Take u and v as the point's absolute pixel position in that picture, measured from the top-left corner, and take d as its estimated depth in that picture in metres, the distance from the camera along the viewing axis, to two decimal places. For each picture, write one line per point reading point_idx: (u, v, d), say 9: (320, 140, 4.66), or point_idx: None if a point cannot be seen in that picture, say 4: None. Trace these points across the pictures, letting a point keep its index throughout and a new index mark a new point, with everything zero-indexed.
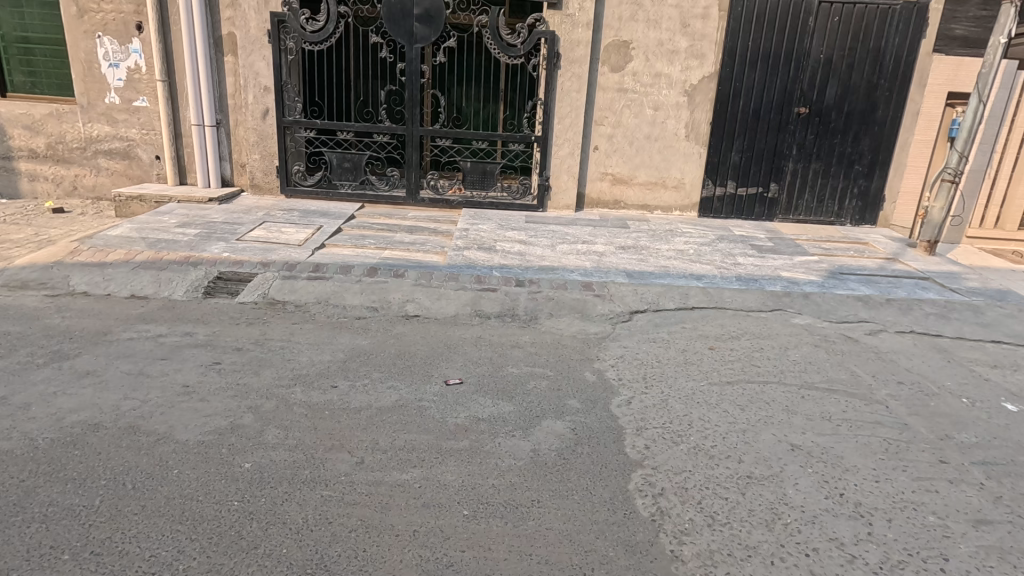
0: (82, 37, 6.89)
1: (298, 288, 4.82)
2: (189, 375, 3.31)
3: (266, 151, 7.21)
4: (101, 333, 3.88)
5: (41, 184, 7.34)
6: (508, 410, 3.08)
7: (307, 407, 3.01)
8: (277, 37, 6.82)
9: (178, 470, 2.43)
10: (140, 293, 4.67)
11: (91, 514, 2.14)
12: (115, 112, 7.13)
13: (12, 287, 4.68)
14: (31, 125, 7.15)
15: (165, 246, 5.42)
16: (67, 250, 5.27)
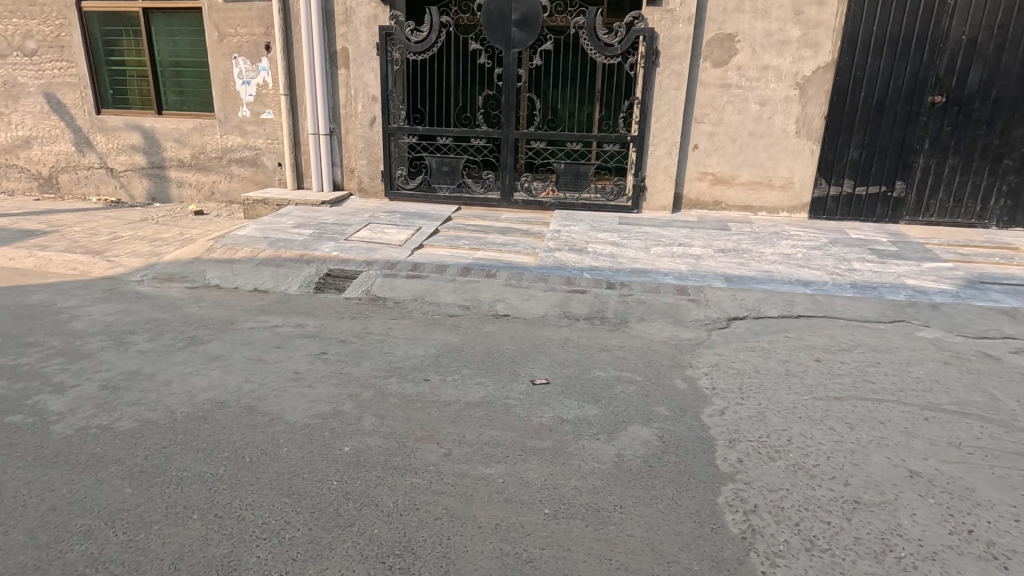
0: (221, 59, 7.76)
1: (397, 285, 5.11)
2: (299, 363, 3.63)
3: (372, 156, 7.70)
4: (229, 322, 4.36)
5: (187, 190, 8.38)
6: (593, 412, 3.06)
7: (401, 397, 3.19)
8: (385, 49, 7.28)
9: (287, 448, 2.67)
10: (262, 287, 5.19)
11: (215, 481, 2.42)
12: (246, 124, 7.96)
13: (162, 279, 5.39)
14: (180, 138, 8.18)
15: (283, 245, 5.97)
16: (205, 248, 5.97)
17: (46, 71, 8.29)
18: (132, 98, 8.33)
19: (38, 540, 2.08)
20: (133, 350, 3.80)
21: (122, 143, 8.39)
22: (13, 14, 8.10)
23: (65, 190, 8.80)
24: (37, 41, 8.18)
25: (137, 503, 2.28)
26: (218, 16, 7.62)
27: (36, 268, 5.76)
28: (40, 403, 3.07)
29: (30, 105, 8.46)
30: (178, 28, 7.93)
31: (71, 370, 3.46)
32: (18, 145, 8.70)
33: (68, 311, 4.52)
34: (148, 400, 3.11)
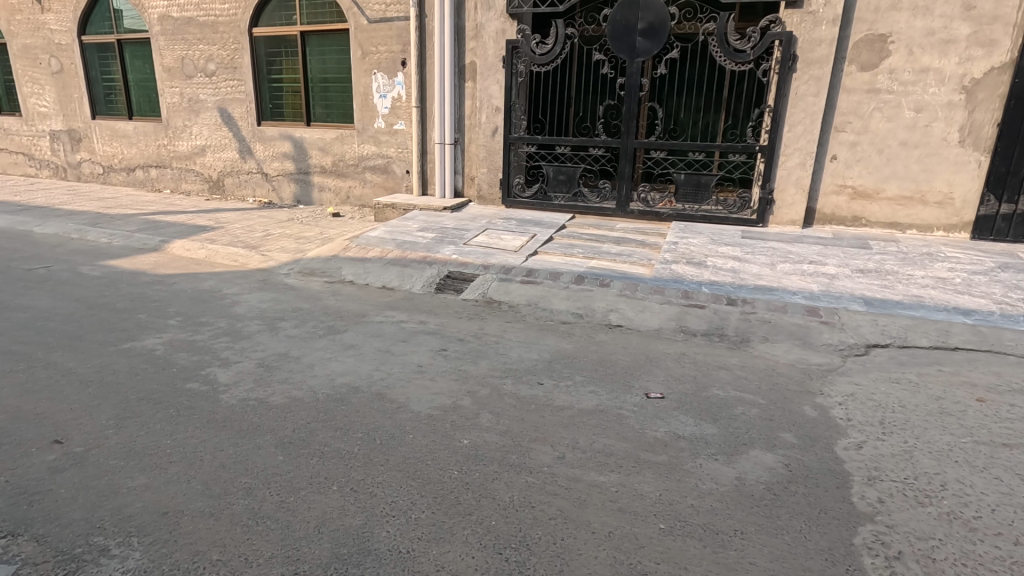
0: (364, 75, 8.52)
1: (512, 290, 5.27)
2: (422, 357, 3.88)
3: (492, 165, 8.01)
4: (362, 315, 4.77)
5: (327, 194, 9.28)
6: (711, 431, 2.95)
7: (516, 398, 3.30)
8: (510, 62, 7.56)
9: (413, 435, 2.88)
10: (389, 285, 5.61)
11: (351, 458, 2.67)
12: (381, 135, 8.64)
13: (305, 273, 6.02)
14: (323, 147, 9.07)
15: (409, 246, 6.40)
16: (341, 247, 6.58)
17: (221, 89, 9.61)
18: (286, 111, 9.38)
19: (211, 491, 2.42)
20: (282, 334, 4.29)
21: (277, 151, 9.48)
22: (200, 42, 9.50)
23: (230, 192, 10.14)
24: (216, 64, 9.52)
25: (287, 469, 2.57)
26: (363, 36, 8.37)
27: (206, 258, 6.69)
28: (211, 374, 3.57)
29: (207, 118, 9.86)
30: (328, 47, 8.80)
31: (234, 348, 3.98)
32: (196, 152, 10.17)
33: (231, 297, 5.20)
34: (295, 379, 3.50)
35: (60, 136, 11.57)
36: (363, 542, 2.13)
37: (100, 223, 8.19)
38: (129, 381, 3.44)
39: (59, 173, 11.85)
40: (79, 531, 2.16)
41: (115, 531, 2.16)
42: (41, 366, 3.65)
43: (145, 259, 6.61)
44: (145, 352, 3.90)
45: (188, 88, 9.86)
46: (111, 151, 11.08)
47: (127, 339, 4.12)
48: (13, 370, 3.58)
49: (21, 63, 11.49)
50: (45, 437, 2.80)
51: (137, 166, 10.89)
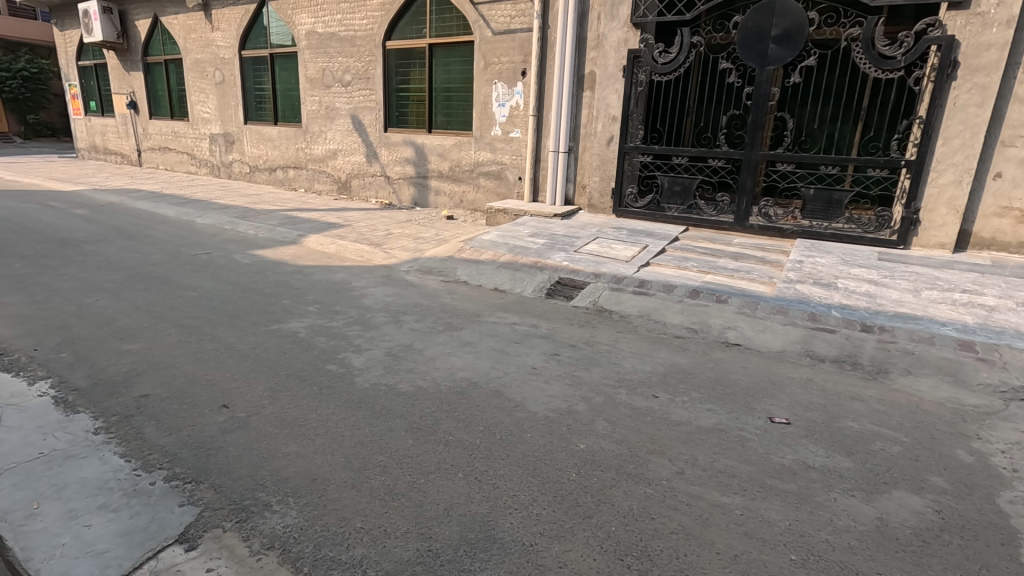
0: (485, 85, 8.87)
1: (623, 300, 5.25)
2: (536, 360, 3.98)
3: (605, 174, 8.01)
4: (476, 314, 4.98)
5: (442, 198, 9.77)
6: (845, 465, 2.76)
7: (631, 408, 3.28)
8: (631, 71, 7.51)
9: (531, 434, 2.97)
10: (501, 287, 5.80)
11: (474, 449, 2.81)
12: (497, 142, 8.94)
13: (423, 271, 6.39)
14: (442, 153, 9.55)
15: (520, 251, 6.56)
16: (456, 248, 6.91)
17: (354, 98, 10.44)
18: (410, 118, 9.98)
19: (352, 464, 2.66)
20: (405, 327, 4.59)
21: (399, 156, 10.13)
22: (340, 55, 10.41)
23: (355, 193, 11.00)
24: (352, 75, 10.37)
25: (417, 453, 2.76)
26: (486, 48, 8.72)
27: (336, 253, 7.31)
28: (346, 358, 3.91)
29: (340, 124, 10.76)
30: (453, 59, 9.25)
31: (365, 336, 4.33)
32: (329, 156, 11.13)
33: (359, 289, 5.65)
34: (419, 369, 3.74)
35: (218, 139, 13.16)
36: (489, 530, 2.24)
37: (248, 217, 9.22)
38: (280, 358, 3.86)
39: (214, 171, 13.50)
40: (247, 486, 2.47)
41: (275, 490, 2.45)
42: (208, 338, 4.19)
43: (285, 250, 7.35)
44: (291, 334, 4.36)
45: (326, 97, 10.83)
46: (257, 152, 12.42)
47: (275, 321, 4.62)
48: (188, 340, 4.15)
49: (192, 75, 13.23)
50: (215, 401, 3.22)
51: (278, 167, 12.13)
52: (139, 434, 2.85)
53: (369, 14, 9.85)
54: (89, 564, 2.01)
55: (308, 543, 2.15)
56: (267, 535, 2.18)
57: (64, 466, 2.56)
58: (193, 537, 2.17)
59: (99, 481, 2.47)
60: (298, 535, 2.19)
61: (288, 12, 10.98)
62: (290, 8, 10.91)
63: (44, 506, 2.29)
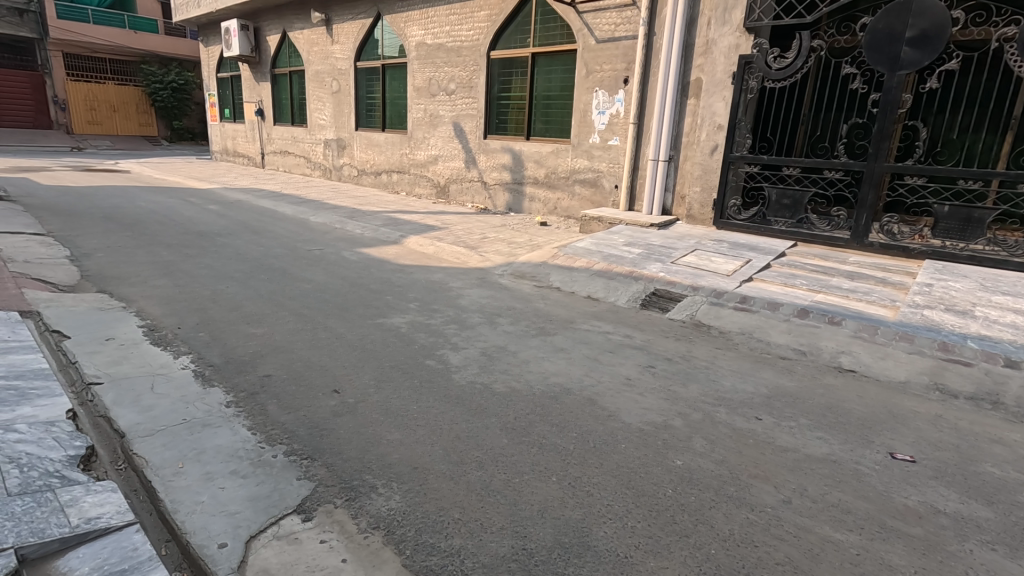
0: (585, 93, 8.88)
1: (723, 315, 5.03)
2: (630, 371, 3.92)
3: (707, 184, 7.73)
4: (569, 321, 4.99)
5: (537, 204, 9.90)
6: (983, 514, 2.47)
7: (732, 429, 3.14)
8: (741, 78, 7.20)
9: (625, 445, 2.93)
10: (595, 295, 5.77)
11: (567, 455, 2.82)
12: (595, 149, 8.91)
13: (517, 275, 6.50)
14: (539, 160, 9.66)
15: (615, 260, 6.48)
16: (550, 254, 6.96)
17: (457, 106, 10.84)
18: (510, 126, 10.19)
19: (451, 457, 2.76)
20: (500, 329, 4.69)
21: (497, 162, 10.38)
22: (446, 65, 10.86)
23: (453, 197, 11.40)
24: (456, 84, 10.78)
25: (512, 452, 2.82)
26: (589, 56, 8.73)
27: (434, 254, 7.62)
28: (444, 355, 4.06)
29: (443, 131, 11.21)
30: (555, 67, 9.34)
31: (462, 335, 4.48)
32: (431, 161, 11.63)
33: (456, 290, 5.85)
34: (513, 371, 3.82)
35: (331, 144, 14.17)
36: (583, 537, 2.23)
37: (355, 217, 9.86)
38: (383, 350, 4.09)
39: (327, 174, 14.56)
40: (355, 467, 2.65)
41: (381, 473, 2.60)
42: (321, 327, 4.53)
43: (388, 249, 7.77)
44: (393, 328, 4.61)
45: (431, 105, 11.33)
46: (365, 157, 13.24)
47: (379, 316, 4.90)
48: (304, 328, 4.51)
49: (312, 85, 14.36)
50: (327, 386, 3.47)
51: (384, 171, 12.85)
52: (263, 410, 3.15)
53: (476, 26, 10.20)
54: (224, 522, 2.25)
55: (411, 527, 2.27)
56: (374, 516, 2.32)
57: (203, 433, 2.88)
58: (309, 509, 2.35)
59: (231, 449, 2.75)
60: (401, 519, 2.31)
61: (401, 25, 11.62)
62: (403, 22, 11.54)
63: (187, 467, 2.59)
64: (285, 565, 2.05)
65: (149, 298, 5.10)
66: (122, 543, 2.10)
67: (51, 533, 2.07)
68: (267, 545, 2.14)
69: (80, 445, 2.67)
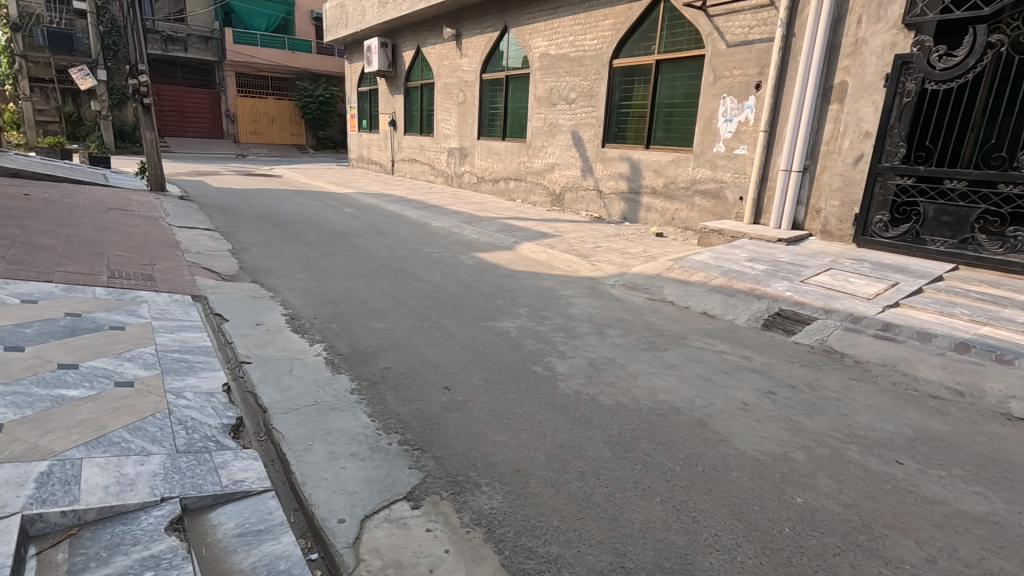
0: (711, 100, 8.50)
1: (860, 343, 4.55)
2: (747, 395, 3.67)
3: (847, 197, 7.04)
4: (682, 337, 4.79)
5: (653, 214, 9.64)
6: None
7: (865, 470, 2.82)
8: (896, 79, 6.46)
9: (737, 474, 2.75)
10: (712, 312, 5.48)
11: (673, 476, 2.71)
12: (718, 159, 8.50)
13: (629, 286, 6.38)
14: (658, 169, 9.39)
15: (736, 275, 6.12)
16: (665, 267, 6.75)
17: (577, 115, 10.88)
18: (629, 134, 10.03)
19: (553, 464, 2.77)
20: (609, 340, 4.63)
21: (614, 171, 10.26)
22: (568, 74, 10.95)
23: (567, 205, 11.46)
24: (577, 93, 10.82)
25: (615, 467, 2.77)
26: (718, 61, 8.33)
27: (546, 261, 7.71)
28: (551, 362, 4.09)
29: (561, 140, 11.31)
30: (680, 73, 9.05)
31: (570, 344, 4.48)
32: (548, 169, 11.78)
33: (566, 298, 5.87)
34: (620, 384, 3.74)
35: (454, 152, 14.89)
36: (686, 564, 2.14)
37: (473, 222, 10.27)
38: (493, 353, 4.22)
39: (449, 180, 15.33)
40: (462, 463, 2.76)
41: (485, 472, 2.68)
42: (437, 326, 4.78)
43: (502, 255, 8.00)
44: (503, 332, 4.73)
45: (551, 114, 11.48)
46: (485, 164, 13.73)
47: (490, 318, 5.06)
48: (421, 325, 4.78)
49: (440, 96, 15.20)
50: (439, 382, 3.65)
51: (502, 179, 13.25)
52: (382, 400, 3.38)
53: (600, 34, 10.18)
54: (343, 499, 2.45)
55: (510, 529, 2.31)
56: (477, 512, 2.40)
57: (330, 416, 3.16)
58: (418, 498, 2.49)
59: (353, 433, 2.99)
60: (502, 518, 2.37)
61: (526, 37, 11.92)
62: (528, 34, 11.83)
63: (315, 444, 2.87)
64: (393, 547, 2.19)
65: (292, 289, 5.72)
66: (260, 506, 2.38)
67: (207, 489, 2.39)
68: (379, 526, 2.30)
69: (232, 415, 3.06)
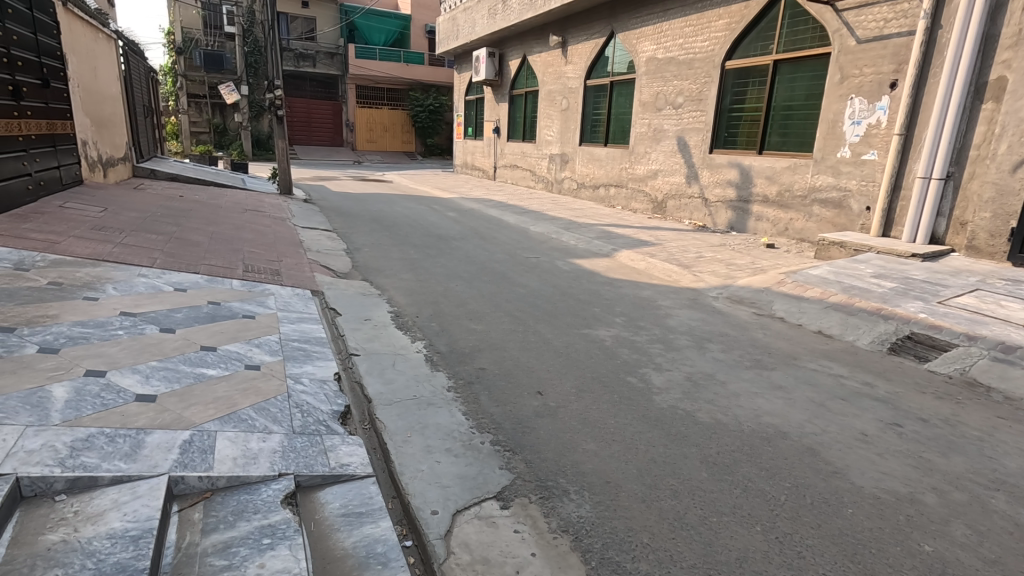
0: (837, 101, 7.84)
1: (1012, 377, 3.97)
2: (868, 426, 3.32)
3: (1002, 209, 6.22)
4: (792, 356, 4.46)
5: (763, 224, 9.07)
6: None
7: (1014, 524, 2.45)
8: None
9: (853, 511, 2.50)
10: (827, 331, 5.04)
11: (777, 505, 2.53)
12: (842, 165, 7.82)
13: (734, 299, 6.04)
14: (771, 176, 8.82)
15: (859, 292, 5.58)
16: (775, 281, 6.32)
17: (683, 120, 10.51)
18: (740, 139, 9.53)
19: (645, 479, 2.70)
20: (709, 355, 4.41)
21: (722, 178, 9.78)
22: (676, 78, 10.61)
23: (670, 213, 11.11)
24: (684, 97, 10.46)
25: (712, 489, 2.63)
26: (846, 59, 7.67)
27: (645, 269, 7.52)
28: (646, 374, 3.98)
29: (665, 146, 10.98)
30: (801, 74, 8.44)
31: (667, 357, 4.33)
32: (650, 176, 11.49)
33: (665, 309, 5.68)
34: (720, 403, 3.55)
35: (555, 159, 14.98)
36: None
37: (571, 229, 10.27)
38: (586, 361, 4.19)
39: (549, 187, 15.45)
40: (552, 468, 2.77)
41: (574, 480, 2.67)
42: (532, 331, 4.83)
43: (599, 262, 7.92)
44: (598, 340, 4.68)
45: (655, 120, 11.19)
46: (586, 171, 13.67)
47: (585, 326, 5.03)
48: (517, 329, 4.86)
49: (544, 103, 15.37)
50: (532, 386, 3.69)
51: (602, 185, 13.12)
52: (477, 399, 3.48)
53: (712, 36, 9.77)
54: (437, 492, 2.55)
55: (598, 540, 2.28)
56: (564, 519, 2.39)
57: (428, 411, 3.31)
58: (507, 498, 2.54)
59: (448, 429, 3.11)
60: (591, 529, 2.35)
61: (633, 42, 11.72)
62: (636, 38, 11.64)
63: (413, 437, 3.01)
64: (482, 544, 2.24)
65: (397, 288, 6.07)
66: (363, 490, 2.54)
67: (318, 469, 2.60)
68: (470, 522, 2.37)
69: (341, 403, 3.30)
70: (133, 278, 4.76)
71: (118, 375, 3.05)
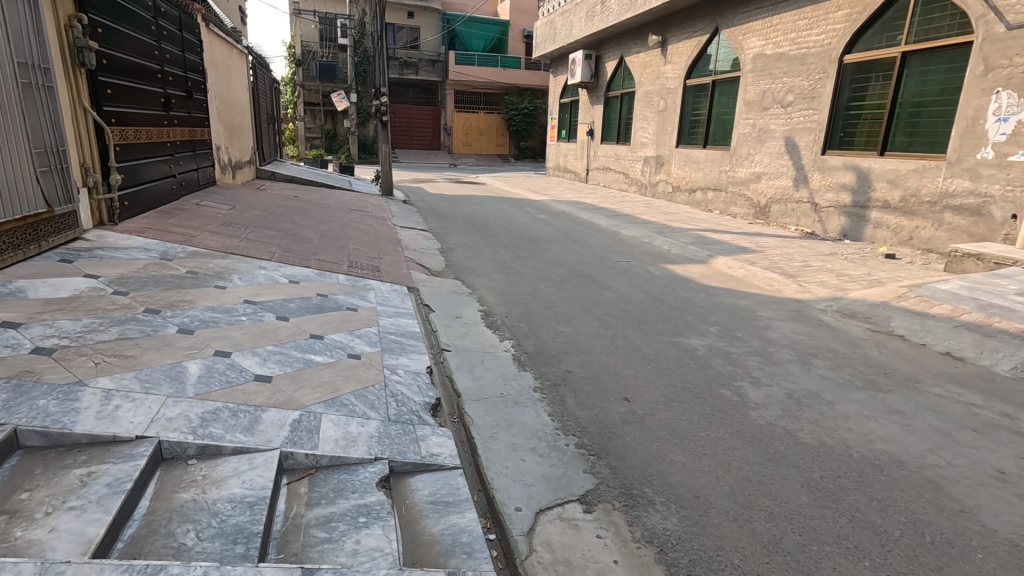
0: (978, 96, 6.99)
1: None
2: (1006, 462, 2.93)
3: None
4: (913, 378, 4.04)
5: (883, 232, 8.29)
6: None
7: None
8: None
9: (983, 557, 2.23)
10: (957, 354, 4.50)
11: (890, 540, 2.30)
12: (982, 167, 6.96)
13: (845, 313, 5.57)
14: (894, 179, 8.03)
15: (998, 311, 4.93)
16: (895, 295, 5.76)
17: (792, 119, 9.85)
18: (858, 139, 8.77)
19: (737, 497, 2.57)
20: (814, 372, 4.10)
21: (835, 181, 9.06)
22: (785, 75, 9.96)
23: (773, 218, 10.46)
24: (795, 95, 9.79)
25: (813, 515, 2.45)
26: (993, 48, 6.82)
27: (743, 277, 7.14)
28: (742, 388, 3.77)
29: (771, 147, 10.35)
30: (935, 66, 7.61)
31: (766, 371, 4.08)
32: (752, 179, 10.89)
33: (765, 320, 5.36)
34: (826, 424, 3.30)
35: (649, 161, 14.62)
36: None
37: (664, 233, 9.98)
38: (677, 369, 4.05)
39: (642, 190, 15.11)
40: (637, 476, 2.71)
41: (661, 491, 2.60)
42: (621, 336, 4.75)
43: (693, 268, 7.62)
44: (690, 349, 4.51)
45: (761, 119, 10.58)
46: (682, 173, 13.22)
47: (677, 334, 4.86)
48: (605, 333, 4.80)
49: (640, 105, 15.05)
50: (619, 392, 3.62)
51: (700, 189, 12.61)
52: (562, 401, 3.48)
53: (829, 28, 9.06)
54: (520, 490, 2.59)
55: (685, 555, 2.20)
56: (649, 530, 2.34)
57: (514, 409, 3.36)
58: (591, 502, 2.52)
59: (534, 429, 3.14)
60: (677, 543, 2.27)
61: (739, 38, 11.16)
62: (742, 34, 11.06)
63: (500, 434, 3.08)
64: (565, 545, 2.25)
65: (488, 288, 6.21)
66: (450, 481, 2.64)
67: (409, 457, 2.74)
68: (553, 522, 2.38)
69: (433, 396, 3.44)
70: (254, 269, 5.26)
71: (241, 356, 3.39)
